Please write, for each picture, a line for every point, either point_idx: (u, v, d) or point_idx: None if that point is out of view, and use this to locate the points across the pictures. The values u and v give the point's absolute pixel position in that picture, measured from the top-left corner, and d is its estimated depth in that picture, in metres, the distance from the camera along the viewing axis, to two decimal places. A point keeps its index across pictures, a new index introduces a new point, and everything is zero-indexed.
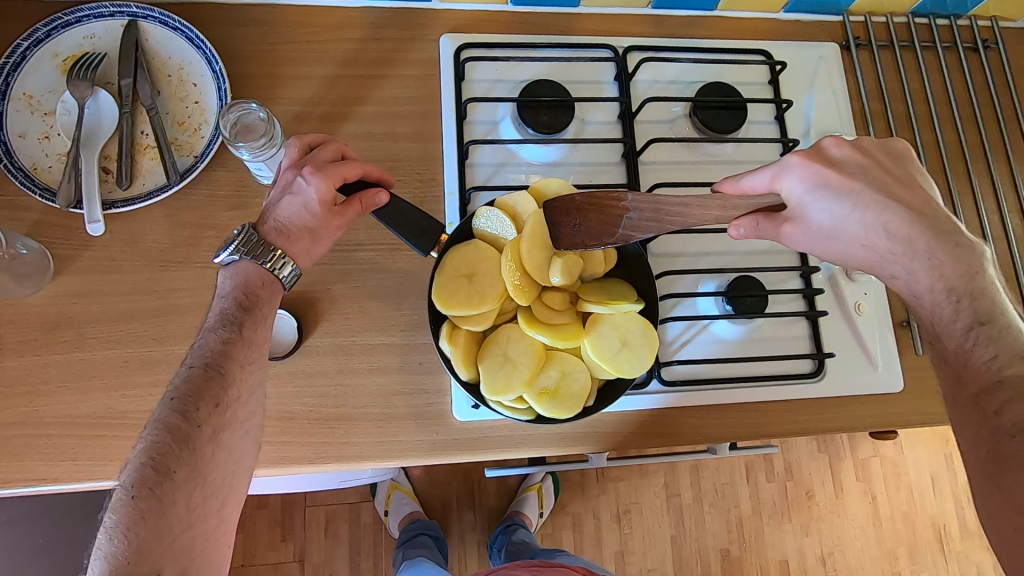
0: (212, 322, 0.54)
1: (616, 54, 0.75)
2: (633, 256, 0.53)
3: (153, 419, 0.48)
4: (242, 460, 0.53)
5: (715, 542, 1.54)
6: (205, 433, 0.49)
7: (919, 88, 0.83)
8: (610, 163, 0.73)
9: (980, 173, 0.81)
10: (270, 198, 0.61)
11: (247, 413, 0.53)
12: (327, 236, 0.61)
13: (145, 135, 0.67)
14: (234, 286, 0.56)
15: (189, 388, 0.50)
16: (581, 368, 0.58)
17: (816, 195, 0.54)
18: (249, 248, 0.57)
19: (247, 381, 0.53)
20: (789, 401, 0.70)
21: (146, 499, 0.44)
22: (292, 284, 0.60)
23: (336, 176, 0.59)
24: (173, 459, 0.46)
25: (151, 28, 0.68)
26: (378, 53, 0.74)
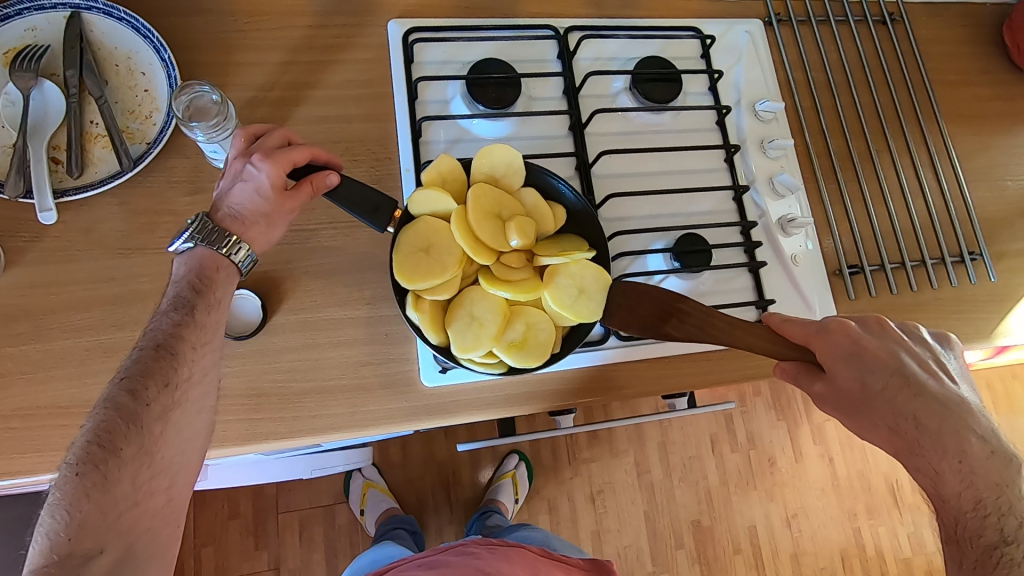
0: (165, 305, 0.54)
1: (558, 33, 0.79)
2: (690, 331, 0.59)
3: (103, 398, 0.48)
4: (195, 437, 0.52)
5: (686, 514, 1.59)
6: (154, 412, 0.49)
7: (837, 58, 0.90)
8: (558, 136, 0.77)
9: (895, 133, 0.88)
10: (219, 187, 0.60)
11: (200, 394, 0.53)
12: (283, 219, 0.60)
13: (95, 124, 0.67)
14: (188, 271, 0.56)
15: (139, 368, 0.50)
16: (544, 319, 0.61)
17: (840, 356, 0.58)
18: (204, 235, 0.57)
19: (199, 363, 0.53)
20: (738, 348, 0.75)
21: (91, 476, 0.45)
22: (248, 269, 0.59)
23: (286, 160, 0.58)
24: (120, 437, 0.47)
25: (95, 19, 0.68)
26: (328, 39, 0.76)
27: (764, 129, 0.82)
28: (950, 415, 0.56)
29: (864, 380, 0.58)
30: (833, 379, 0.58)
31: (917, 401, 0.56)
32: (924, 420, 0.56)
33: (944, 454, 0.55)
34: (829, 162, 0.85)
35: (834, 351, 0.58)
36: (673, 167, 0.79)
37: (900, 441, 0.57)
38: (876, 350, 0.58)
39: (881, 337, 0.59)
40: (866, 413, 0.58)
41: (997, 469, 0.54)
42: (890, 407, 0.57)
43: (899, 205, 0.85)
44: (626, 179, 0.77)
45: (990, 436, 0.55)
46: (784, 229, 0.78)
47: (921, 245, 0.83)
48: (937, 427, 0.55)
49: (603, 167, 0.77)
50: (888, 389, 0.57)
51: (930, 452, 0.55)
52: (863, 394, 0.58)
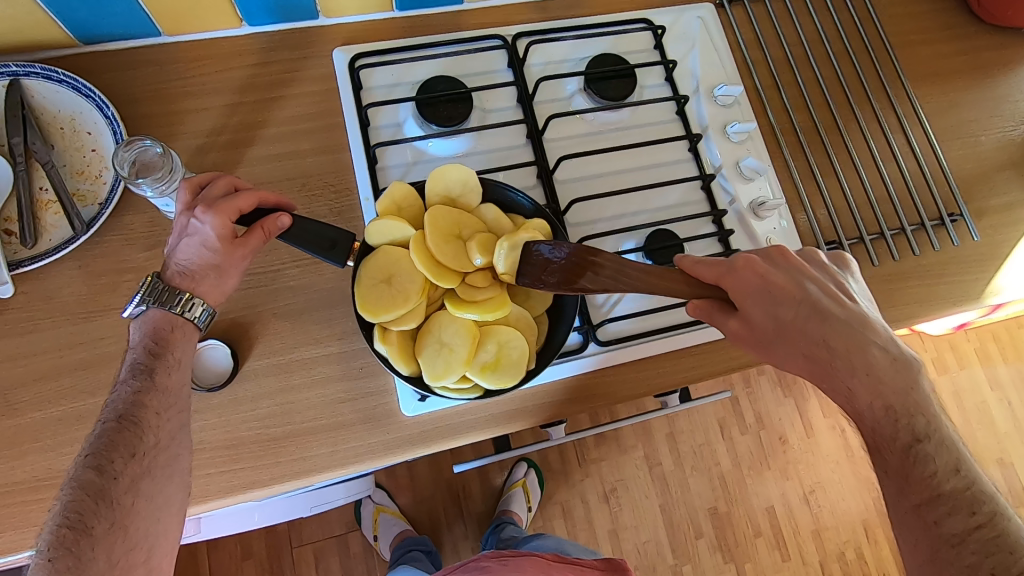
0: (123, 373, 0.53)
1: (505, 42, 0.78)
2: (606, 283, 0.55)
3: (69, 479, 0.48)
4: (171, 503, 0.52)
5: (702, 502, 1.57)
6: (122, 485, 0.48)
7: (793, 33, 0.88)
8: (517, 145, 0.76)
9: (860, 102, 0.87)
10: (168, 245, 0.59)
11: (170, 458, 0.52)
12: (235, 269, 0.59)
13: (45, 190, 0.66)
14: (143, 335, 0.55)
15: (102, 442, 0.49)
16: (515, 336, 0.58)
17: (750, 292, 0.56)
18: (155, 296, 0.56)
19: (165, 428, 0.52)
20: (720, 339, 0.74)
21: (63, 560, 0.44)
22: (207, 324, 0.59)
23: (230, 209, 0.57)
24: (90, 515, 0.46)
25: (35, 83, 0.67)
26: (274, 76, 0.75)
27: (726, 114, 0.81)
28: (854, 331, 0.54)
29: (772, 311, 0.56)
30: (746, 317, 0.57)
31: (826, 325, 0.55)
32: (832, 342, 0.54)
33: (853, 370, 0.53)
34: (796, 139, 0.83)
35: (738, 286, 0.56)
36: (637, 163, 0.78)
37: (812, 365, 0.55)
38: (783, 282, 0.56)
39: (787, 267, 0.58)
40: (778, 344, 0.56)
41: (905, 374, 0.53)
42: (800, 334, 0.55)
43: (872, 174, 0.84)
44: (590, 182, 0.76)
45: (891, 345, 0.54)
46: (755, 213, 0.76)
47: (899, 213, 0.81)
48: (849, 345, 0.54)
49: (565, 172, 0.76)
50: (798, 318, 0.55)
51: (840, 371, 0.54)
52: (776, 326, 0.56)
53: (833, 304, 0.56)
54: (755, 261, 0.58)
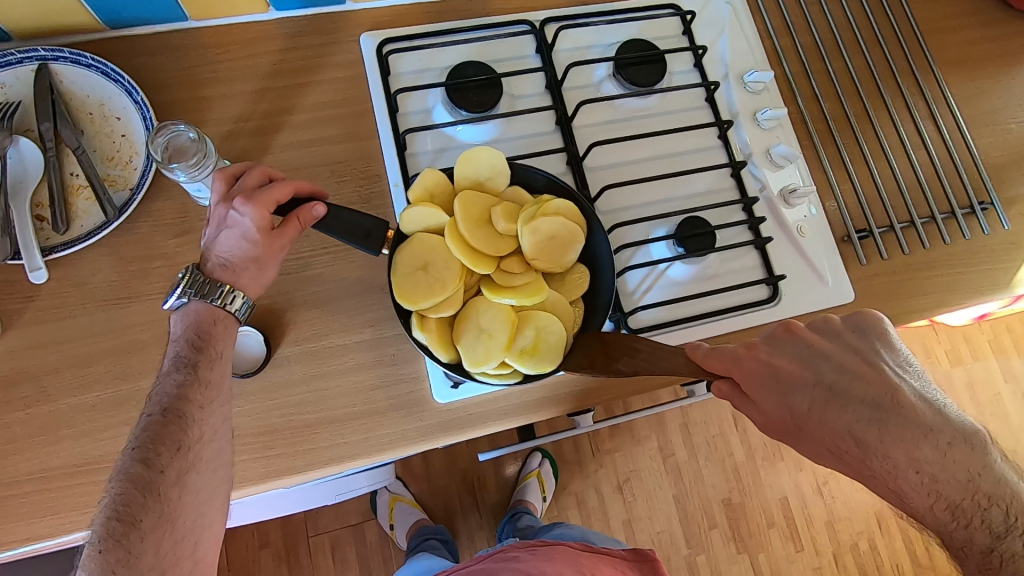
0: (167, 367, 0.54)
1: (534, 27, 0.77)
2: (638, 363, 0.54)
3: (117, 470, 0.48)
4: (214, 497, 0.52)
5: (716, 493, 1.58)
6: (169, 478, 0.49)
7: (822, 19, 0.87)
8: (546, 132, 0.75)
9: (890, 89, 0.86)
10: (205, 237, 0.59)
11: (213, 452, 0.52)
12: (274, 260, 0.59)
13: (75, 176, 0.65)
14: (185, 328, 0.55)
15: (148, 436, 0.50)
16: (554, 322, 0.58)
17: (754, 377, 0.54)
18: (196, 287, 0.56)
19: (209, 422, 0.52)
20: (750, 327, 0.74)
21: (114, 552, 0.44)
22: (247, 316, 0.59)
23: (269, 200, 0.57)
24: (138, 508, 0.46)
25: (64, 68, 0.67)
26: (301, 61, 0.74)
27: (755, 101, 0.80)
28: (889, 418, 0.50)
29: (790, 404, 0.53)
30: (762, 411, 0.54)
31: (854, 416, 0.51)
32: (863, 435, 0.50)
33: (898, 467, 0.48)
34: (826, 127, 0.83)
35: (750, 380, 0.54)
36: (667, 150, 0.77)
37: (848, 463, 0.51)
38: (794, 367, 0.54)
39: (795, 349, 0.55)
40: (808, 439, 0.52)
41: (961, 463, 0.47)
42: (827, 428, 0.51)
43: (902, 161, 0.83)
44: (620, 169, 0.75)
45: (939, 428, 0.49)
46: (787, 201, 0.76)
47: (929, 201, 0.81)
48: (882, 439, 0.49)
49: (595, 159, 0.75)
50: (821, 409, 0.52)
51: (883, 468, 0.49)
52: (797, 416, 0.53)
53: (856, 385, 0.52)
54: (756, 348, 0.56)
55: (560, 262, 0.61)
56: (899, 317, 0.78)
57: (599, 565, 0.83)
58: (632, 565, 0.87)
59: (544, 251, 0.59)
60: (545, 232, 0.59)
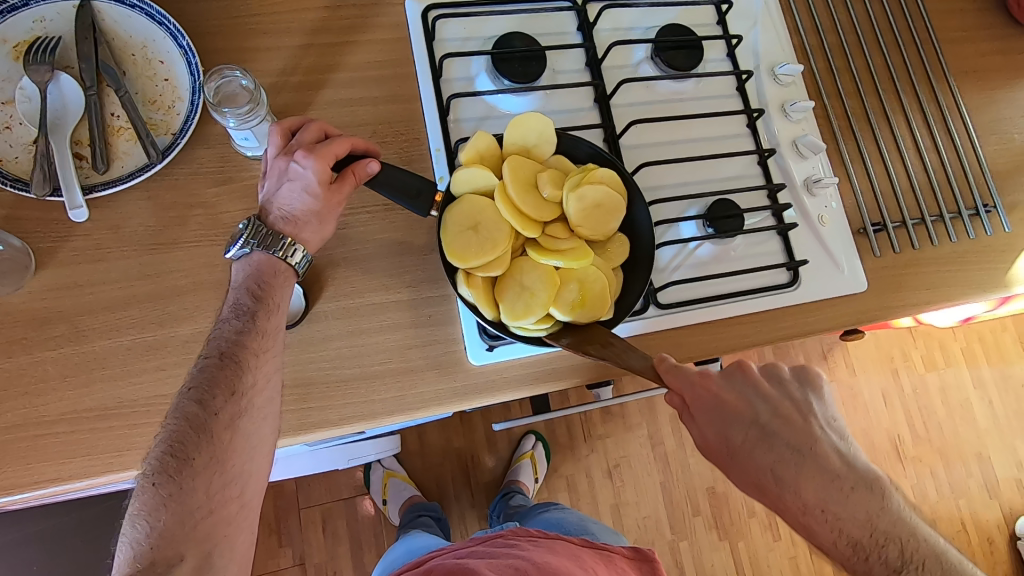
0: (226, 313, 0.54)
1: (577, 4, 0.78)
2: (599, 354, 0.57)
3: (174, 408, 0.49)
4: (263, 444, 0.52)
5: (702, 482, 1.61)
6: (222, 421, 0.49)
7: (847, 19, 0.90)
8: (584, 108, 0.76)
9: (907, 92, 0.89)
10: (264, 189, 0.59)
11: (264, 400, 0.52)
12: (332, 215, 0.59)
13: (117, 117, 0.64)
14: (246, 277, 0.56)
15: (205, 378, 0.50)
16: (598, 275, 0.60)
17: (703, 402, 0.56)
18: (259, 239, 0.56)
19: (263, 370, 0.52)
20: (770, 310, 0.77)
21: (166, 487, 0.45)
22: (305, 271, 0.59)
23: (328, 154, 0.57)
24: (191, 446, 0.47)
25: (106, 6, 0.65)
26: (346, 20, 0.74)
27: (784, 93, 0.83)
28: (805, 461, 0.55)
29: (726, 436, 0.56)
30: (701, 436, 0.57)
31: (779, 458, 0.55)
32: (782, 473, 0.54)
33: (807, 505, 0.53)
34: (847, 123, 0.86)
35: (697, 407, 0.57)
36: (698, 135, 0.79)
37: (765, 495, 0.55)
38: (737, 402, 0.57)
39: (742, 385, 0.58)
40: (734, 467, 0.56)
41: (863, 507, 0.53)
42: (753, 462, 0.55)
43: (915, 161, 0.87)
44: (653, 149, 0.77)
45: (845, 476, 0.54)
46: (809, 190, 0.79)
47: (939, 200, 0.85)
48: (800, 482, 0.54)
49: (630, 138, 0.77)
50: (754, 443, 0.56)
51: (794, 504, 0.54)
52: (727, 442, 0.56)
53: (786, 428, 0.56)
54: (711, 376, 0.58)
55: (603, 230, 0.62)
56: (906, 309, 0.82)
57: (596, 565, 0.83)
58: (633, 565, 0.88)
59: (589, 219, 0.61)
60: (590, 200, 0.61)
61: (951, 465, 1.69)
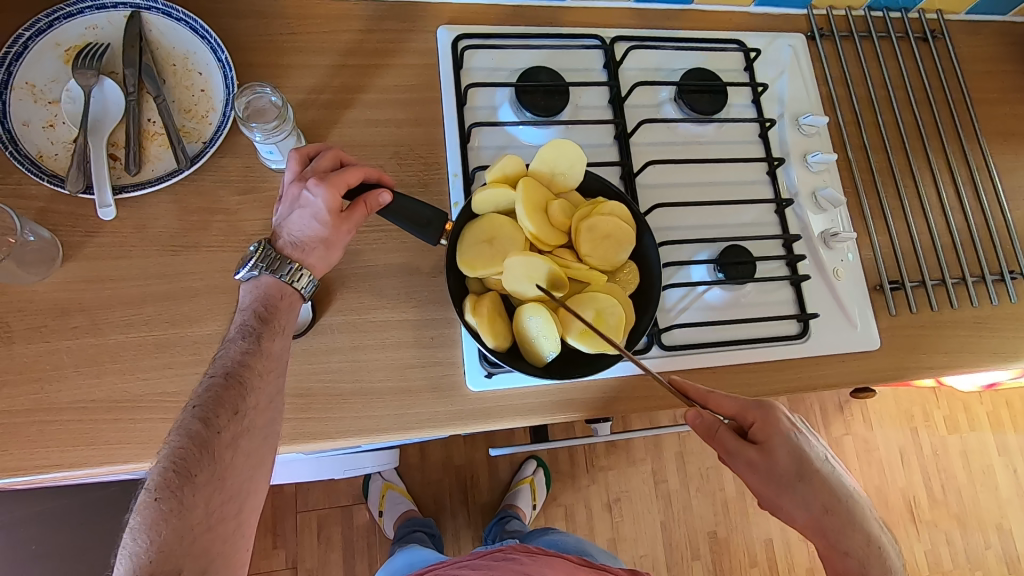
0: (233, 333, 0.55)
1: (604, 42, 0.79)
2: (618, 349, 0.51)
3: (177, 425, 0.50)
4: (263, 463, 0.53)
5: (703, 525, 1.57)
6: (224, 439, 0.50)
7: (878, 73, 0.90)
8: (603, 144, 0.77)
9: (935, 149, 0.88)
10: (277, 213, 0.60)
11: (266, 420, 0.53)
12: (340, 242, 0.60)
13: (152, 123, 0.67)
14: (253, 299, 0.57)
15: (209, 396, 0.51)
16: (613, 303, 0.60)
17: (780, 430, 0.60)
18: (268, 262, 0.58)
19: (266, 391, 0.53)
20: (777, 361, 0.75)
21: (168, 502, 0.46)
22: (310, 295, 0.60)
23: (340, 183, 0.59)
24: (194, 463, 0.47)
25: (154, 19, 0.69)
26: (378, 43, 0.77)
27: (807, 143, 0.83)
28: (853, 494, 0.61)
29: (798, 460, 0.59)
30: (773, 455, 0.59)
31: (840, 487, 0.60)
32: (843, 501, 0.60)
33: (858, 531, 0.59)
34: (870, 178, 0.85)
35: (773, 425, 0.60)
36: (716, 179, 0.79)
37: (826, 519, 0.59)
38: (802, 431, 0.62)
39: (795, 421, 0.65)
40: (798, 492, 0.59)
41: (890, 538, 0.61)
42: (819, 488, 0.59)
43: (939, 221, 0.85)
44: (669, 189, 0.78)
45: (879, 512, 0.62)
46: (826, 243, 0.78)
47: (962, 263, 0.83)
48: (854, 509, 0.60)
49: (647, 177, 0.77)
50: (819, 470, 0.60)
51: (849, 530, 0.59)
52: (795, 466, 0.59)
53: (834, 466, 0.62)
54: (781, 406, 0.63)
55: (611, 260, 0.63)
56: (920, 372, 0.79)
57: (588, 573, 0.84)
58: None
59: (599, 248, 0.62)
60: (599, 231, 0.62)
61: (968, 533, 1.61)
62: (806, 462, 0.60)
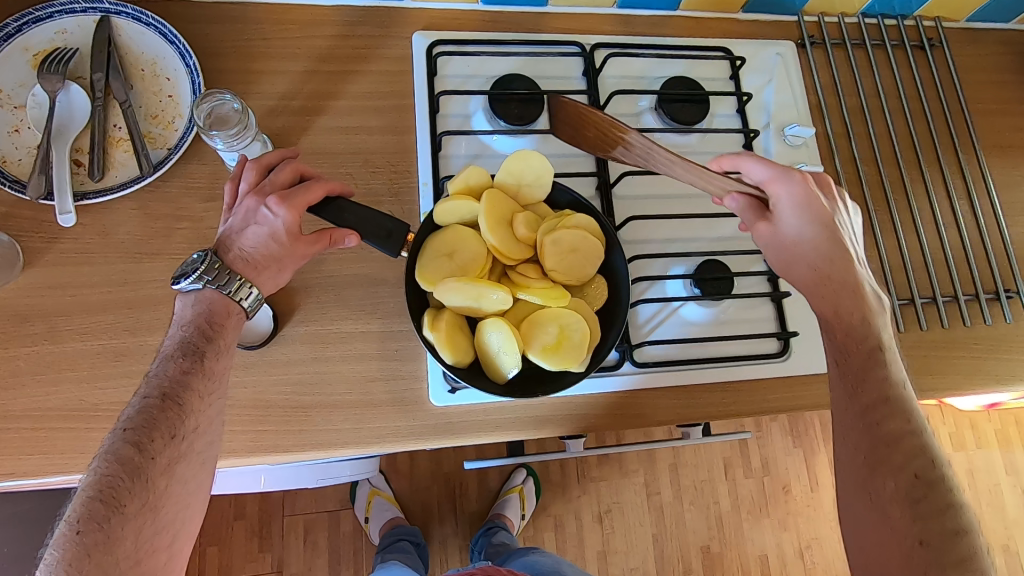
0: (172, 351, 0.53)
1: (584, 49, 0.77)
2: (637, 158, 0.59)
3: (105, 450, 0.47)
4: (198, 489, 0.52)
5: (696, 539, 1.54)
6: (159, 466, 0.48)
7: (872, 82, 0.87)
8: (579, 154, 0.75)
9: (929, 162, 0.85)
10: (227, 225, 0.59)
11: (204, 444, 0.52)
12: (295, 263, 0.60)
13: (118, 128, 0.67)
14: (196, 314, 0.55)
15: (143, 419, 0.49)
16: (577, 318, 0.58)
17: (804, 250, 0.59)
18: (213, 275, 0.56)
19: (205, 414, 0.52)
20: (755, 380, 0.73)
21: (92, 535, 0.43)
22: (256, 308, 0.58)
23: (301, 202, 0.58)
24: (124, 492, 0.46)
25: (124, 23, 0.69)
26: (352, 49, 0.75)
27: (793, 155, 0.80)
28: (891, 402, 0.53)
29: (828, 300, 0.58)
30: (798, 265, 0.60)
31: (877, 366, 0.54)
32: (871, 403, 0.53)
33: (863, 383, 0.54)
34: (861, 190, 0.82)
35: (807, 247, 0.59)
36: (695, 191, 0.77)
37: (842, 356, 0.56)
38: (852, 302, 0.57)
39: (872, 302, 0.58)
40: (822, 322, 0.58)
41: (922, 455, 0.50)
42: (842, 323, 0.57)
43: (931, 236, 0.82)
44: (646, 201, 0.76)
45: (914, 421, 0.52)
46: None
47: (955, 280, 0.79)
48: (881, 395, 0.53)
49: (624, 187, 0.75)
50: (853, 313, 0.56)
51: (854, 374, 0.54)
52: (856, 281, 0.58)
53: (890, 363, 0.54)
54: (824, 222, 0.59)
55: (578, 275, 0.61)
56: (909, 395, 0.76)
57: None
58: None
59: (564, 263, 0.60)
60: (565, 245, 0.60)
61: None
62: (845, 312, 0.57)
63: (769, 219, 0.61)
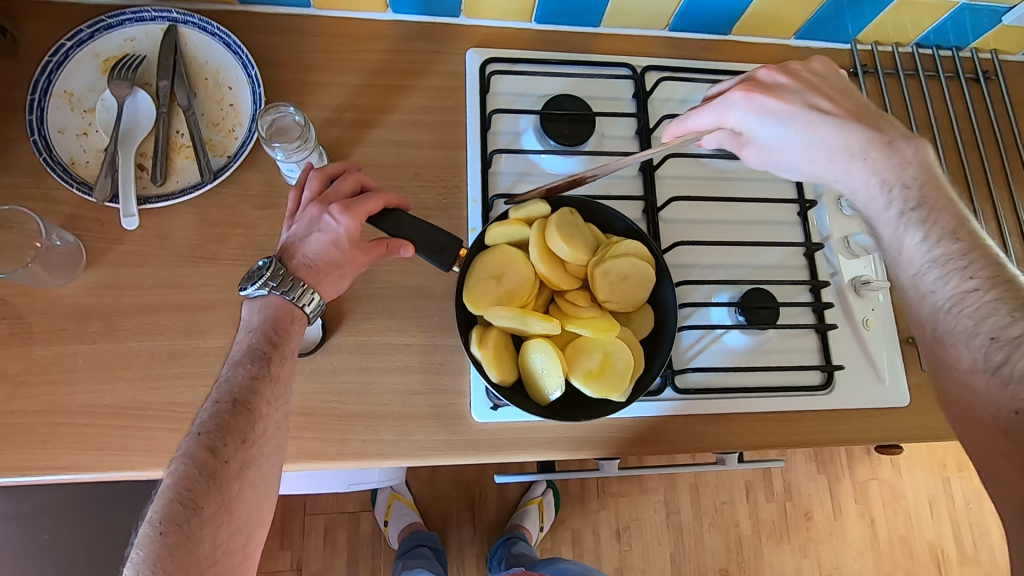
0: (240, 357, 0.54)
1: (635, 72, 0.78)
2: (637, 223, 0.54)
3: (182, 453, 0.48)
4: (267, 493, 0.52)
5: (714, 561, 1.52)
6: (232, 470, 0.49)
7: (924, 113, 0.86)
8: (627, 176, 0.76)
9: (981, 197, 0.83)
10: (291, 232, 0.60)
11: (272, 448, 0.53)
12: (353, 272, 0.61)
13: (180, 135, 0.69)
14: (262, 320, 0.56)
15: (216, 423, 0.50)
16: (622, 348, 0.59)
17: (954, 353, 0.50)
18: (277, 280, 0.56)
19: (272, 418, 0.53)
20: (797, 411, 0.72)
21: (173, 536, 0.45)
22: (316, 315, 0.59)
23: (363, 212, 0.59)
24: (201, 495, 0.47)
25: (190, 33, 0.71)
26: (407, 64, 0.77)
27: None
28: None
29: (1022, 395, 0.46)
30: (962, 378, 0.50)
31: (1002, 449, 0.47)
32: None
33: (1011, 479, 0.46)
34: None
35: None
36: (742, 218, 0.77)
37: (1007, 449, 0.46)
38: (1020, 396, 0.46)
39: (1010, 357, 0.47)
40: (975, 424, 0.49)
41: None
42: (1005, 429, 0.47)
43: None
44: (692, 226, 0.76)
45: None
46: (856, 291, 0.75)
47: None
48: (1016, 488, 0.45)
49: (671, 212, 0.76)
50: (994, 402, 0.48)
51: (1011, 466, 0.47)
52: (880, 146, 0.58)
53: None
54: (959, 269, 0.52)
55: (628, 301, 0.61)
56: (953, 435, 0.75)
57: None
58: None
59: (614, 291, 0.60)
60: (616, 274, 0.60)
61: None
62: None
63: (749, 138, 0.64)
